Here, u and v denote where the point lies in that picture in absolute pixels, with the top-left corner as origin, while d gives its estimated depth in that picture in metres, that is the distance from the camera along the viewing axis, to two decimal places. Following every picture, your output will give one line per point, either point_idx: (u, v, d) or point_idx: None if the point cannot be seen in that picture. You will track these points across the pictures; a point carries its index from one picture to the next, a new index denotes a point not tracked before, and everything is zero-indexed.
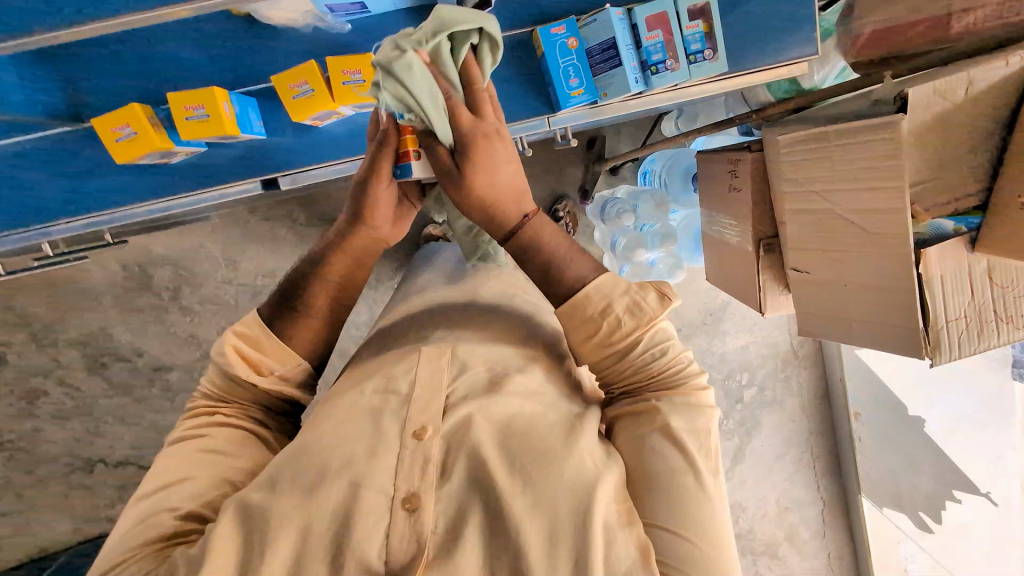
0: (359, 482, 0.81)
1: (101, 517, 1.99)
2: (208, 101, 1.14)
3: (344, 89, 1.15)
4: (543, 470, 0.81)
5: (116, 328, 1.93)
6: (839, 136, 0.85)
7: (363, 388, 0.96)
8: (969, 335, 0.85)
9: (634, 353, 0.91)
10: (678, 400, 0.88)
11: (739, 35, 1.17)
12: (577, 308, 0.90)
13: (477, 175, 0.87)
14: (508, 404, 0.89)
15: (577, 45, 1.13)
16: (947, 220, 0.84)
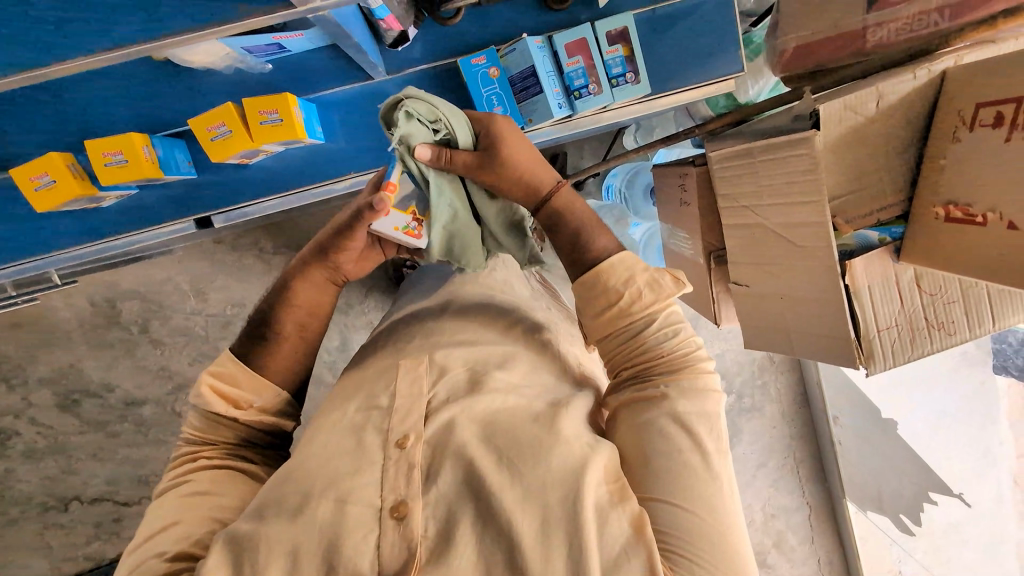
0: (344, 500, 0.72)
1: (79, 555, 1.96)
2: (125, 146, 1.08)
3: (265, 130, 1.05)
4: (529, 457, 0.74)
5: (87, 364, 1.91)
6: (763, 152, 0.86)
7: (349, 404, 0.87)
8: (901, 343, 0.86)
9: (648, 330, 0.84)
10: (690, 385, 0.79)
11: (666, 57, 1.17)
12: (601, 274, 0.86)
13: (512, 148, 0.88)
14: (493, 399, 0.82)
15: (498, 74, 1.11)
16: (871, 231, 0.85)
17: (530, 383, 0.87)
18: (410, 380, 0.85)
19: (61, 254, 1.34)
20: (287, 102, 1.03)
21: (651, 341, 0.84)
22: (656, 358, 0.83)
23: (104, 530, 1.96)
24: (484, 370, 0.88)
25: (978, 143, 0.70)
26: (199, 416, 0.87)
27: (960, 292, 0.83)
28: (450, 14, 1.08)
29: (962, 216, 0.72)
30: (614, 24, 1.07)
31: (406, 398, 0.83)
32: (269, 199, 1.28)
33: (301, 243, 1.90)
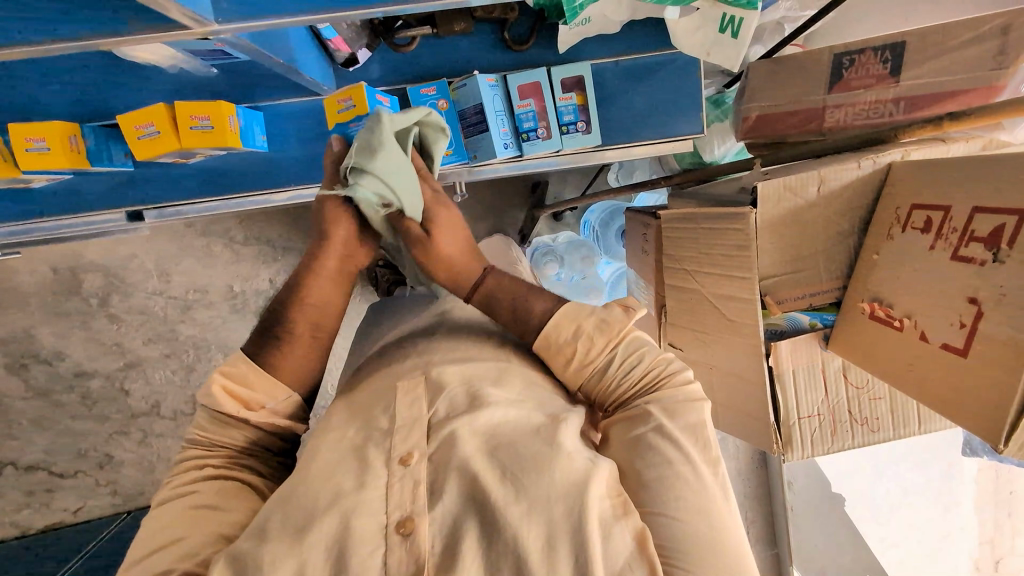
0: (350, 517, 0.54)
1: (5, 522, 1.92)
2: (49, 133, 0.93)
3: (194, 137, 0.93)
4: (531, 468, 0.55)
5: (40, 330, 1.86)
6: (704, 219, 0.83)
7: (347, 426, 0.65)
8: (821, 434, 0.84)
9: (611, 367, 0.68)
10: (670, 400, 0.62)
11: (636, 107, 1.08)
12: (549, 340, 0.71)
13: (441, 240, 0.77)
14: (489, 415, 0.61)
15: (447, 107, 1.00)
16: (802, 315, 0.83)
17: (533, 396, 0.66)
18: (407, 399, 0.65)
19: None
20: (222, 109, 0.93)
21: (617, 377, 0.67)
22: (628, 388, 0.66)
23: (36, 499, 1.92)
24: (479, 382, 0.67)
25: (910, 245, 0.69)
26: (204, 417, 0.68)
27: (886, 390, 0.81)
28: (407, 42, 0.99)
29: (884, 317, 0.71)
30: (571, 71, 0.99)
31: (407, 415, 0.63)
32: (208, 199, 1.10)
33: (270, 237, 1.89)
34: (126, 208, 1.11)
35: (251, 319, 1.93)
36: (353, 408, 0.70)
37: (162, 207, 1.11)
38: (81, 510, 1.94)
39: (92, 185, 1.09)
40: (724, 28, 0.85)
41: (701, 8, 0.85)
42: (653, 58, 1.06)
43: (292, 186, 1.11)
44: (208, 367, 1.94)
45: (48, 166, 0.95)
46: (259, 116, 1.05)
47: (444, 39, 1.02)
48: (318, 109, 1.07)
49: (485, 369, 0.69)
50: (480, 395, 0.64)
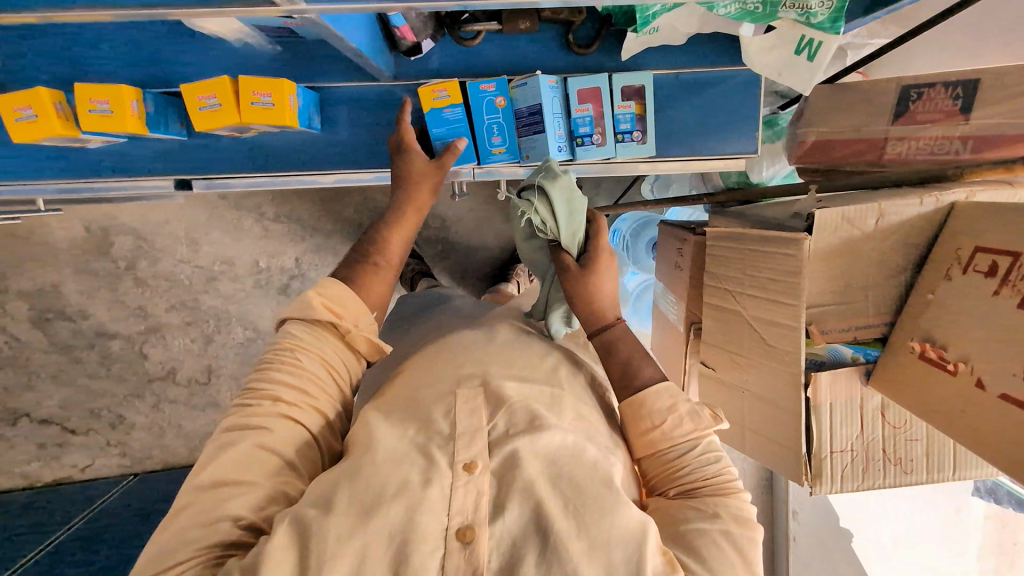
0: (415, 510, 0.56)
1: (15, 471, 1.97)
2: (113, 96, 0.94)
3: (255, 112, 0.94)
4: (592, 506, 0.58)
5: (67, 287, 1.89)
6: (752, 241, 0.84)
7: (406, 425, 0.66)
8: (853, 470, 0.81)
9: (691, 454, 0.71)
10: (736, 507, 0.66)
11: (691, 119, 1.07)
12: (641, 405, 0.74)
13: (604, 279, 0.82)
14: (553, 438, 0.64)
15: (505, 104, 0.97)
16: (845, 347, 0.80)
17: (582, 426, 0.69)
18: (467, 408, 0.67)
19: (27, 185, 1.10)
20: (284, 87, 0.94)
21: (690, 464, 0.71)
22: (695, 479, 0.70)
23: (46, 452, 1.96)
24: (536, 404, 0.69)
25: (967, 290, 0.67)
26: (295, 335, 0.69)
27: (925, 431, 0.79)
28: (472, 36, 0.99)
29: (936, 358, 0.69)
30: (632, 79, 0.96)
31: (467, 423, 0.65)
32: (253, 173, 1.10)
33: (301, 216, 1.91)
34: (178, 176, 1.11)
35: (274, 297, 1.96)
36: (399, 403, 0.71)
37: (210, 178, 1.11)
38: (89, 468, 2.00)
39: (147, 153, 1.10)
40: (800, 50, 0.84)
41: (780, 28, 0.84)
42: (712, 73, 1.04)
43: (340, 170, 1.11)
44: (227, 340, 1.98)
45: (109, 128, 0.96)
46: (315, 96, 1.04)
47: (508, 37, 1.01)
48: (372, 96, 1.06)
49: (537, 391, 0.71)
50: (538, 416, 0.66)
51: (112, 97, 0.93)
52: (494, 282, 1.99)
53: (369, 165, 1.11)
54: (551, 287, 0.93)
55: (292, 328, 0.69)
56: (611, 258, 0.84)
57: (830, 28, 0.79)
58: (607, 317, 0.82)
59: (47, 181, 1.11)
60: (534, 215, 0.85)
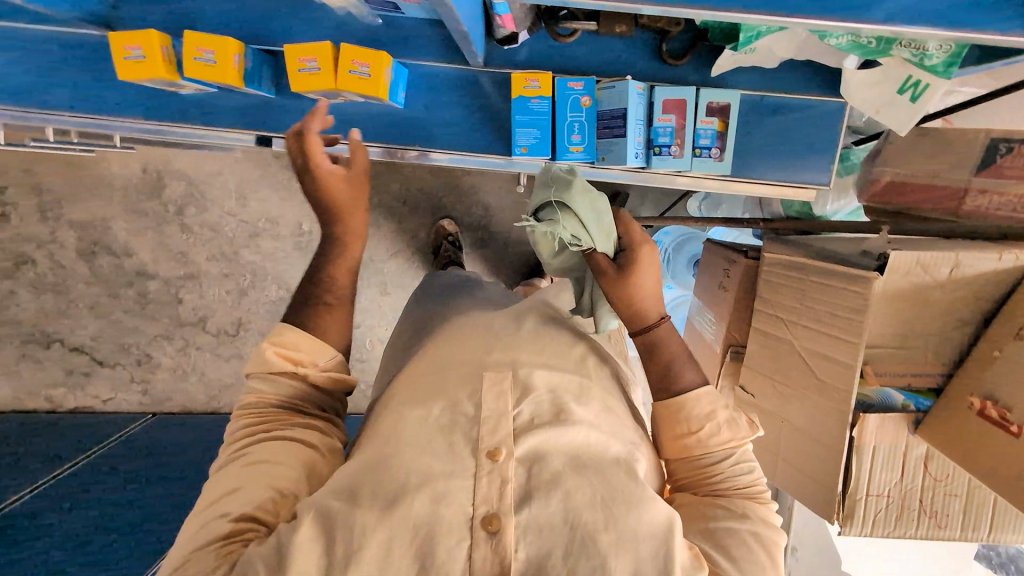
0: (439, 501, 0.58)
1: (41, 394, 2.03)
2: (218, 47, 0.96)
3: (351, 80, 0.96)
4: (620, 500, 0.59)
5: (117, 223, 1.94)
6: (816, 272, 0.84)
7: (431, 405, 0.67)
8: (886, 516, 0.81)
9: (723, 461, 0.72)
10: (764, 515, 0.68)
11: (768, 143, 1.06)
12: (677, 409, 0.75)
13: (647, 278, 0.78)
14: (575, 434, 0.64)
15: (590, 104, 0.97)
16: (897, 393, 0.80)
17: (608, 419, 0.70)
18: (493, 392, 0.67)
19: (111, 121, 1.13)
20: (382, 59, 0.94)
21: (721, 470, 0.72)
22: (725, 483, 0.72)
23: (73, 379, 2.03)
24: (563, 394, 0.69)
25: None
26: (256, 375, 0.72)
27: (965, 487, 0.79)
28: (569, 33, 0.99)
29: (997, 419, 0.69)
30: (719, 96, 0.96)
31: (493, 407, 0.65)
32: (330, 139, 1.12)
33: None
34: (258, 133, 1.13)
35: (312, 261, 1.99)
36: (428, 383, 0.72)
37: (288, 138, 1.13)
38: (110, 401, 2.05)
39: (231, 106, 1.12)
40: (904, 90, 0.82)
41: (887, 65, 0.83)
42: (797, 100, 1.04)
43: (415, 147, 1.11)
44: (259, 296, 2.01)
45: (212, 79, 0.99)
46: (406, 73, 1.05)
47: (601, 38, 1.02)
48: (455, 78, 1.07)
49: (567, 380, 0.71)
50: (565, 409, 0.66)
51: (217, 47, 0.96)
52: (527, 277, 2.00)
53: (443, 146, 1.11)
54: (590, 287, 0.86)
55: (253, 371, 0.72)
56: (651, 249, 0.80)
57: (942, 72, 0.78)
58: (651, 316, 0.78)
59: (129, 120, 1.14)
60: (562, 232, 0.76)
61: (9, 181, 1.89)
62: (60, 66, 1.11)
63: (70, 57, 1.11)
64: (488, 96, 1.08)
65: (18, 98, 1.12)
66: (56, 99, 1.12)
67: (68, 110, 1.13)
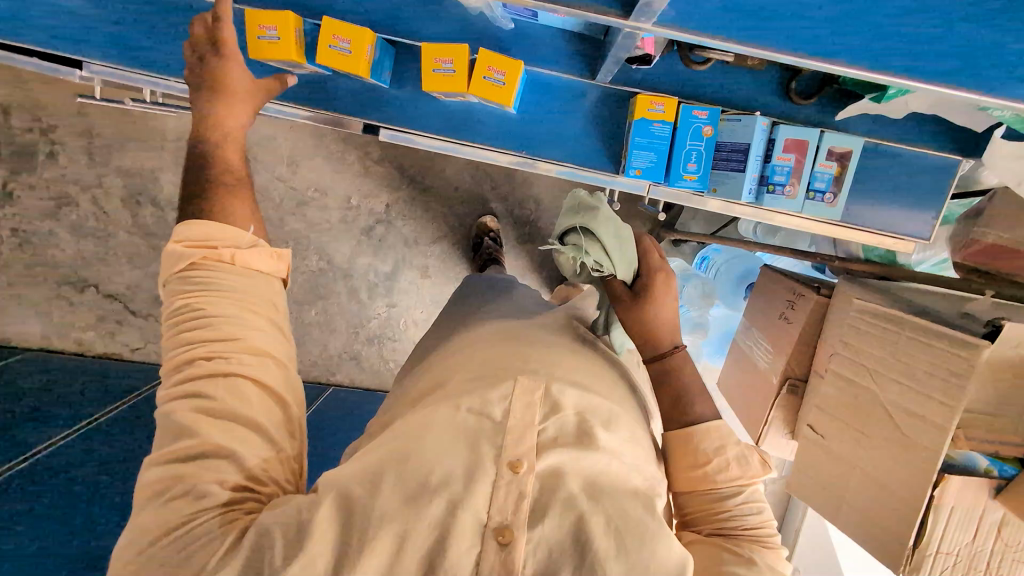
0: (457, 506, 0.56)
1: (71, 337, 1.96)
2: (354, 36, 0.97)
3: (484, 86, 0.99)
4: (634, 532, 0.57)
5: (165, 175, 1.89)
6: (913, 328, 0.85)
7: (459, 400, 0.65)
8: (951, 573, 0.82)
9: (731, 501, 0.72)
10: (770, 560, 0.67)
11: (874, 192, 1.07)
12: (689, 438, 0.76)
13: (661, 309, 0.87)
14: (598, 459, 0.62)
15: (711, 134, 0.98)
16: (981, 457, 0.81)
17: (631, 449, 0.68)
18: (522, 402, 0.65)
19: None
20: (516, 68, 0.98)
21: (728, 510, 0.71)
22: (732, 524, 0.70)
23: (106, 326, 1.96)
24: (591, 417, 0.67)
25: None
26: (181, 303, 0.69)
27: None
28: (702, 61, 0.99)
29: None
30: (843, 142, 0.97)
31: (520, 416, 0.63)
32: (440, 138, 1.10)
33: (403, 165, 1.93)
34: (367, 120, 1.10)
35: (356, 236, 1.97)
36: (460, 384, 0.71)
37: (396, 131, 1.10)
38: (140, 350, 2.00)
39: (340, 91, 1.09)
40: None
41: None
42: (903, 149, 1.05)
43: (519, 154, 1.10)
44: (301, 266, 1.99)
45: (342, 67, 0.99)
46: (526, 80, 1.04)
47: (731, 69, 1.02)
48: (570, 87, 1.06)
49: (598, 404, 0.70)
50: (589, 433, 0.64)
51: (353, 36, 0.96)
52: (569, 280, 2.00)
53: (548, 155, 1.10)
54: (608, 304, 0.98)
55: (178, 300, 0.69)
56: (665, 281, 0.90)
57: None
58: (663, 344, 0.85)
59: None
60: (587, 258, 0.89)
61: (58, 120, 1.81)
62: (161, 29, 1.12)
63: (184, 21, 1.12)
64: (599, 111, 1.07)
65: (136, 60, 1.13)
66: (153, 60, 1.14)
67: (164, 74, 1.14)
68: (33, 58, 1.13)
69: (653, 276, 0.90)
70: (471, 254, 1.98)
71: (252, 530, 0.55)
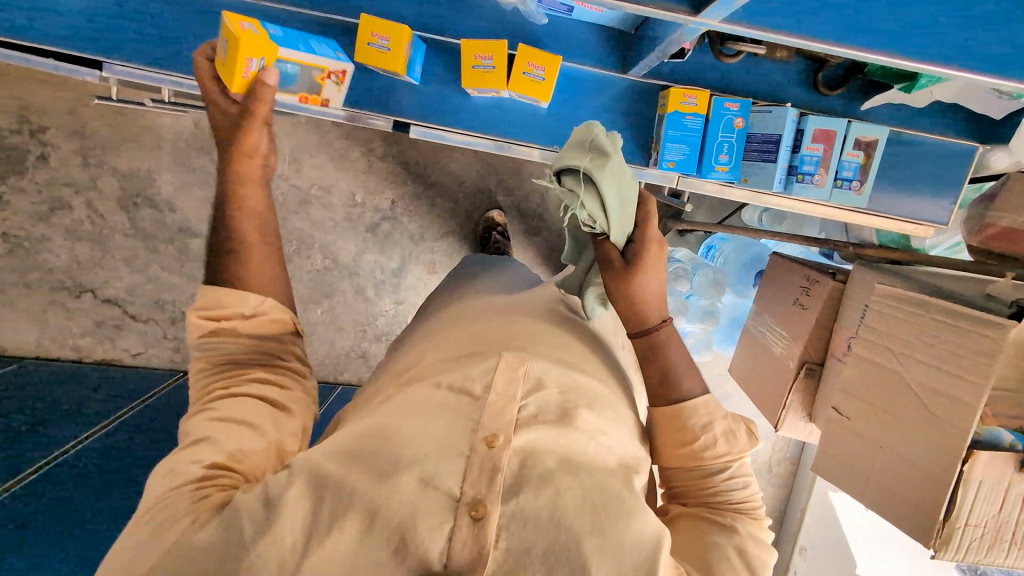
0: (428, 482, 0.53)
1: (68, 344, 1.87)
2: (393, 34, 1.03)
3: (523, 80, 1.08)
4: (611, 510, 0.56)
5: (162, 175, 1.81)
6: (939, 311, 0.88)
7: (439, 379, 0.65)
8: (978, 544, 0.85)
9: (718, 477, 0.72)
10: (754, 532, 0.69)
11: (892, 178, 1.15)
12: (677, 415, 0.74)
13: (651, 279, 0.76)
14: (577, 436, 0.61)
15: (742, 126, 1.06)
16: (1005, 433, 0.85)
17: (617, 428, 0.67)
18: (504, 378, 0.63)
19: None
20: (554, 63, 1.07)
21: (715, 485, 0.72)
22: (719, 498, 0.72)
23: (103, 332, 1.88)
24: (573, 397, 0.65)
25: None
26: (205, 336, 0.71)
27: None
28: (733, 53, 1.07)
29: None
30: (868, 132, 1.05)
31: (502, 392, 0.61)
32: (479, 135, 1.15)
33: (408, 161, 1.92)
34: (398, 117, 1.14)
35: (361, 233, 1.95)
36: (440, 362, 0.71)
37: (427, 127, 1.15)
38: (140, 355, 1.92)
39: (369, 89, 1.12)
40: None
41: None
42: (912, 136, 1.13)
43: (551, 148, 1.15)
44: (305, 264, 1.97)
45: (380, 63, 1.06)
46: (564, 78, 1.12)
47: (756, 64, 1.11)
48: (602, 83, 1.14)
49: (582, 384, 0.69)
50: (571, 412, 0.63)
51: (393, 34, 1.03)
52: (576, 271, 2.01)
53: None
54: (588, 263, 0.88)
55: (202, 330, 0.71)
56: (659, 249, 0.77)
57: None
58: (651, 318, 0.77)
59: None
60: (580, 210, 0.73)
61: (49, 120, 1.72)
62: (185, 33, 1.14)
63: (208, 22, 1.14)
64: (631, 106, 1.15)
65: (161, 62, 1.15)
66: (175, 61, 1.15)
67: (187, 75, 1.15)
68: (49, 60, 1.11)
69: (650, 244, 0.76)
70: (479, 248, 1.97)
71: (220, 520, 0.53)
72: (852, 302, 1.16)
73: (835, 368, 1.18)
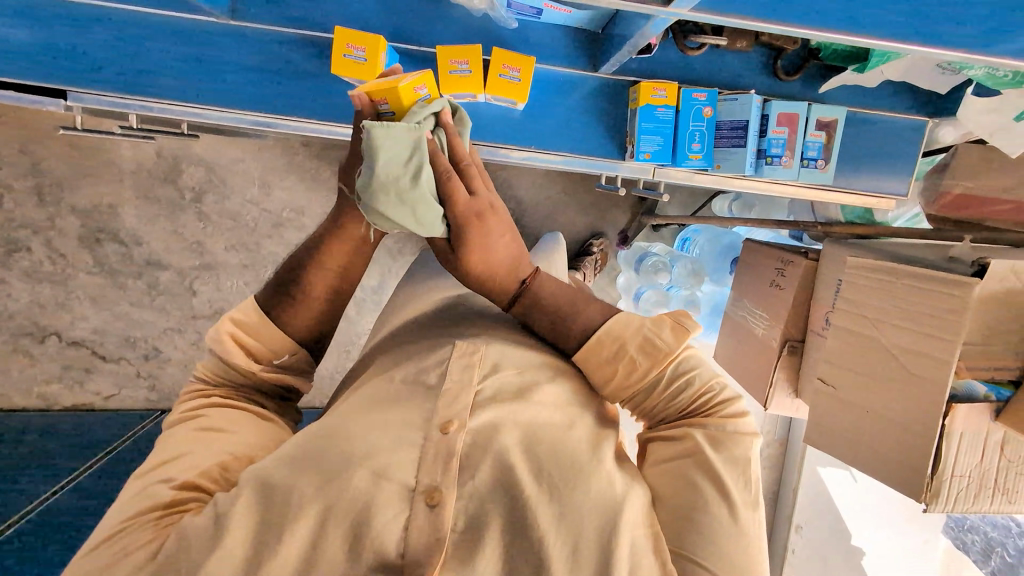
0: (382, 474, 0.55)
1: (33, 392, 1.79)
2: (370, 45, 1.08)
3: (500, 83, 1.11)
4: (564, 473, 0.57)
5: (125, 209, 1.74)
6: (909, 275, 0.92)
7: (393, 373, 0.69)
8: (966, 493, 0.90)
9: (658, 392, 0.67)
10: (719, 429, 0.63)
11: (850, 155, 1.23)
12: (588, 354, 0.69)
13: (476, 253, 0.66)
14: (533, 411, 0.62)
15: (710, 114, 1.11)
16: (980, 385, 0.91)
17: (579, 399, 0.67)
18: (460, 364, 0.65)
19: (201, 108, 1.15)
20: (528, 64, 1.11)
21: (661, 401, 0.67)
22: (673, 413, 0.67)
23: (71, 376, 1.80)
24: (532, 376, 0.66)
25: None
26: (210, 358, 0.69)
27: None
28: (697, 47, 1.14)
29: None
30: (827, 113, 1.12)
31: (457, 379, 0.64)
32: None
33: None
34: None
35: None
36: (403, 355, 0.72)
37: None
38: (113, 397, 1.84)
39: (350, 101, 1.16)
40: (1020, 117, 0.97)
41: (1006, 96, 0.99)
42: (865, 115, 1.22)
43: (529, 147, 1.18)
44: None
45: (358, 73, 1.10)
46: (540, 80, 1.16)
47: (720, 54, 1.17)
48: (576, 82, 1.18)
49: (535, 360, 0.69)
50: (526, 388, 0.65)
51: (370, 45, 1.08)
52: None
53: (563, 147, 1.20)
54: None
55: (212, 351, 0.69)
56: (481, 224, 0.65)
57: None
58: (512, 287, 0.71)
59: (217, 107, 1.15)
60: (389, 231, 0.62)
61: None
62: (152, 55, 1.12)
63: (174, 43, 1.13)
64: (605, 104, 1.19)
65: (122, 86, 1.13)
66: (140, 84, 1.13)
67: (154, 97, 1.13)
68: (7, 91, 1.10)
69: (467, 226, 0.64)
70: None
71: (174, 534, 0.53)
72: (826, 280, 1.21)
73: (816, 343, 1.23)
